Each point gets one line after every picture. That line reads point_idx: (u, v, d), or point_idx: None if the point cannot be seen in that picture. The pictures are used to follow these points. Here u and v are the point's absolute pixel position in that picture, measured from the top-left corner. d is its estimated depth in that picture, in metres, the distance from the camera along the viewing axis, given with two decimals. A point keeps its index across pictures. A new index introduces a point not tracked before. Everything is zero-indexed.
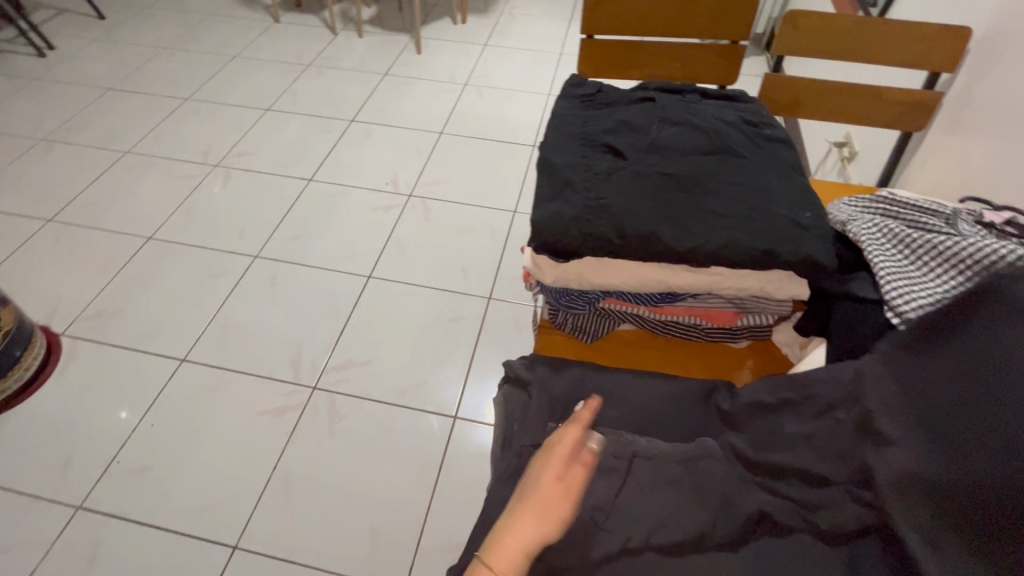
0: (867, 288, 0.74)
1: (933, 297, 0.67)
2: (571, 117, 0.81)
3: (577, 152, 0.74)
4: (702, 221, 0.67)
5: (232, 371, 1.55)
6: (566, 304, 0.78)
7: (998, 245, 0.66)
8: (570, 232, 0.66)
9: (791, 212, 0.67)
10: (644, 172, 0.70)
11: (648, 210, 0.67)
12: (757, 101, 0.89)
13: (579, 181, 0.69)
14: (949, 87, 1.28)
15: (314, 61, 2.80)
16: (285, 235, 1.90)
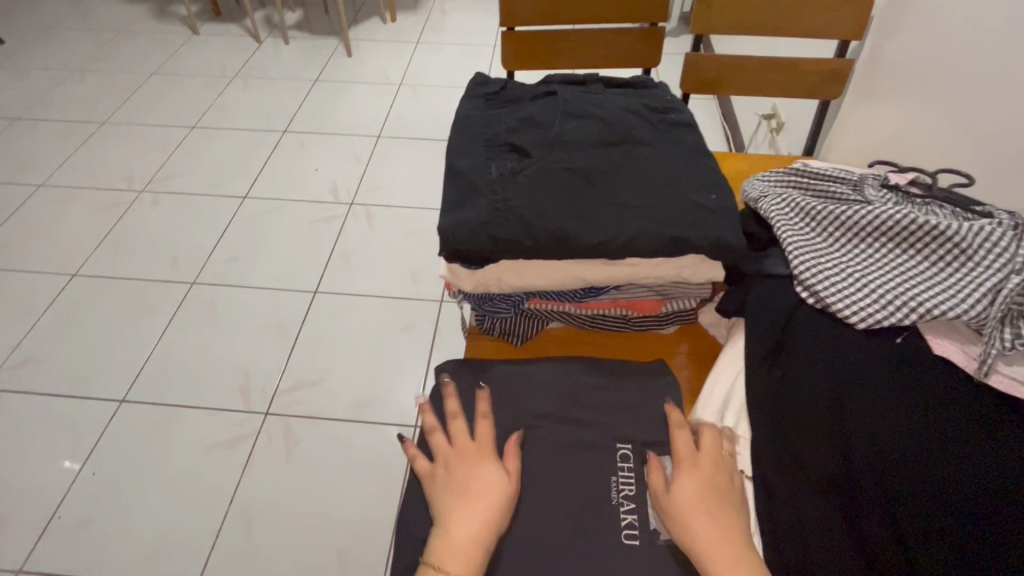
0: (780, 265, 0.74)
1: (839, 268, 0.68)
2: (476, 118, 0.79)
3: (483, 154, 0.73)
4: (610, 215, 0.66)
5: (176, 407, 1.47)
6: (490, 309, 0.77)
7: (896, 213, 0.68)
8: (481, 238, 0.65)
9: (695, 195, 0.68)
10: (550, 169, 0.69)
11: (558, 208, 0.66)
12: (662, 86, 0.89)
13: (485, 184, 0.68)
14: (858, 55, 1.33)
15: (240, 71, 2.68)
16: (223, 257, 1.82)
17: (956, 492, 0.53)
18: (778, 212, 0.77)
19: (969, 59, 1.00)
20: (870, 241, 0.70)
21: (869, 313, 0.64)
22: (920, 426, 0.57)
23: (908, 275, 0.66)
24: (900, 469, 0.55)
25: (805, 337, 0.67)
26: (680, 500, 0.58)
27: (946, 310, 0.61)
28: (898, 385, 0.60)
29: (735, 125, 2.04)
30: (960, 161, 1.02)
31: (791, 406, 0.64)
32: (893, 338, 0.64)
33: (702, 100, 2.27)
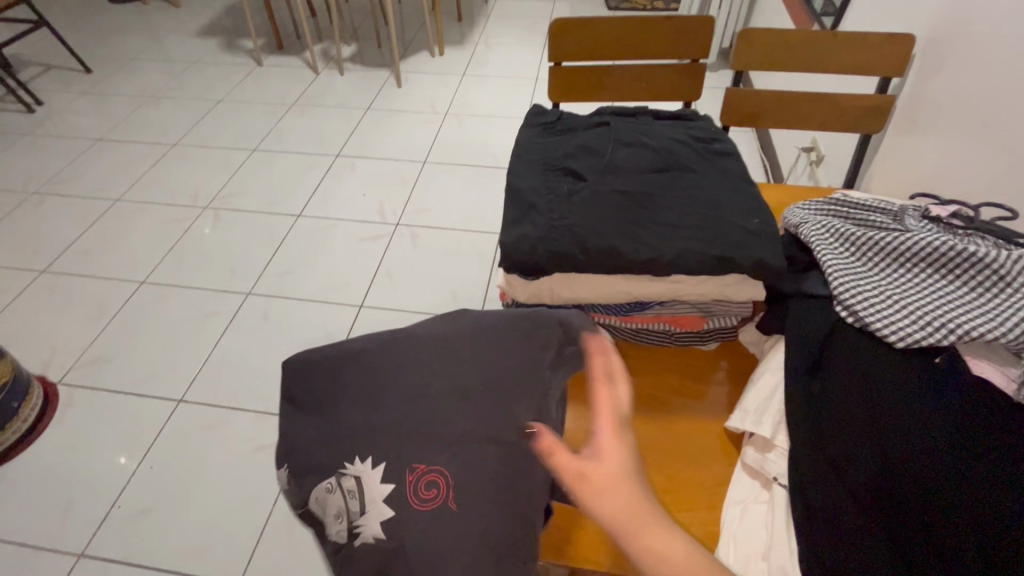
0: (819, 286, 0.77)
1: (877, 289, 0.71)
2: (533, 144, 0.86)
3: (539, 176, 0.79)
4: (656, 233, 0.71)
5: (228, 409, 1.56)
6: None
7: (935, 239, 0.71)
8: (536, 252, 0.70)
9: (739, 219, 0.72)
10: (603, 191, 0.75)
11: (609, 227, 0.71)
12: (706, 117, 0.94)
13: (542, 203, 0.74)
14: (900, 90, 1.35)
15: (298, 100, 2.88)
16: (277, 271, 1.94)
17: (1000, 506, 0.54)
18: (819, 235, 0.80)
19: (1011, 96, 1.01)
20: (909, 265, 0.73)
21: (908, 333, 0.66)
22: (959, 438, 0.59)
23: (947, 297, 0.68)
24: (945, 484, 0.57)
25: (848, 355, 0.70)
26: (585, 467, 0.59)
27: (984, 333, 0.63)
28: (939, 405, 0.62)
29: (774, 158, 2.07)
30: (1005, 196, 1.02)
31: (833, 420, 0.66)
32: (929, 359, 0.66)
33: (740, 133, 2.30)
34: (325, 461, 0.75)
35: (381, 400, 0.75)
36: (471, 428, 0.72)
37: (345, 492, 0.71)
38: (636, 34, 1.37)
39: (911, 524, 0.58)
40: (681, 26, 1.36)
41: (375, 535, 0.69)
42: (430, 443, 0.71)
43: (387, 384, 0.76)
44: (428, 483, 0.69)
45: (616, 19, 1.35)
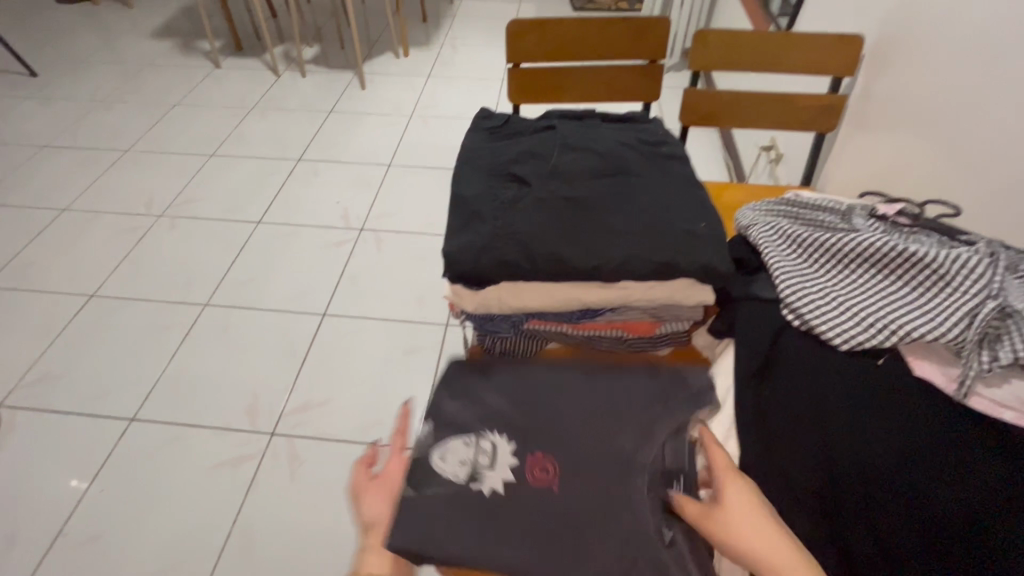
0: (766, 288, 0.78)
1: (822, 291, 0.72)
2: (478, 150, 0.84)
3: (484, 184, 0.77)
4: (605, 241, 0.70)
5: (185, 426, 1.50)
6: (490, 329, 0.80)
7: (879, 239, 0.73)
8: (483, 261, 0.69)
9: (685, 224, 0.71)
10: (548, 198, 0.73)
11: (555, 234, 0.70)
12: (654, 120, 0.93)
13: (486, 211, 0.72)
14: (851, 90, 1.38)
15: (258, 103, 2.80)
16: (236, 280, 1.87)
17: (945, 512, 0.55)
18: (767, 238, 0.81)
19: (954, 95, 1.04)
20: (853, 267, 0.75)
21: (850, 336, 0.67)
22: (907, 447, 0.59)
23: (890, 298, 0.70)
24: (880, 486, 0.58)
25: (794, 359, 0.71)
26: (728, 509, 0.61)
27: (922, 333, 0.65)
28: (879, 408, 0.63)
29: (736, 157, 2.10)
30: (950, 193, 1.05)
31: (784, 433, 0.67)
32: (872, 360, 0.68)
33: (703, 132, 2.33)
34: (471, 416, 0.74)
35: (545, 385, 0.75)
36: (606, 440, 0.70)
37: (477, 449, 0.71)
38: (593, 35, 1.37)
39: (848, 528, 0.59)
40: (638, 28, 1.35)
41: (494, 490, 0.68)
42: (556, 434, 0.71)
43: (555, 370, 0.76)
44: (543, 465, 0.69)
45: (573, 19, 1.34)
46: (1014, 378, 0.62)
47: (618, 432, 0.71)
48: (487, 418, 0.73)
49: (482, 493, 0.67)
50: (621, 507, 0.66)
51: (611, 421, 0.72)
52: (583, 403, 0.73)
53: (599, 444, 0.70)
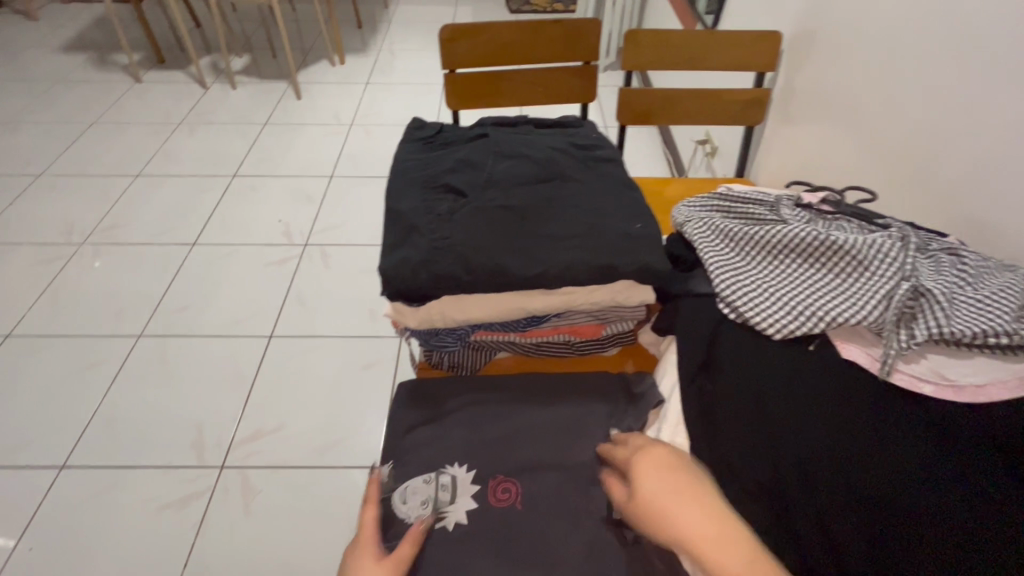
0: (704, 284, 0.81)
1: (754, 284, 0.75)
2: (416, 162, 0.88)
3: (421, 196, 0.80)
4: (542, 246, 0.74)
5: (124, 468, 1.40)
6: (437, 343, 0.84)
7: (802, 231, 0.77)
8: (426, 276, 0.71)
9: (624, 225, 0.77)
10: (486, 207, 0.77)
11: (495, 244, 0.74)
12: (586, 125, 1.01)
13: (424, 224, 0.75)
14: (773, 85, 1.45)
15: (186, 118, 2.65)
16: (173, 306, 1.77)
17: (895, 494, 0.57)
18: (701, 235, 0.84)
19: (860, 90, 1.13)
20: (782, 257, 0.78)
21: (783, 325, 0.71)
22: (855, 434, 0.62)
23: (816, 286, 0.74)
24: (819, 469, 0.61)
25: (735, 355, 0.73)
26: (645, 494, 0.58)
27: (847, 318, 0.70)
28: (809, 395, 0.67)
29: (677, 151, 2.16)
30: (867, 178, 1.12)
31: (724, 416, 0.70)
32: (806, 347, 0.72)
33: (642, 129, 2.40)
34: (429, 455, 0.79)
35: (493, 419, 0.82)
36: (553, 460, 0.77)
37: (438, 484, 0.75)
38: (527, 39, 1.38)
39: (796, 516, 0.60)
40: (572, 30, 1.38)
41: (458, 521, 0.71)
42: (515, 455, 0.78)
43: (505, 406, 0.83)
44: (505, 487, 0.75)
45: (507, 24, 1.34)
46: (930, 354, 0.68)
47: (566, 451, 0.78)
48: (446, 454, 0.78)
49: (445, 529, 0.71)
50: (581, 518, 0.72)
51: (558, 444, 0.79)
52: (534, 432, 0.80)
53: (551, 461, 0.77)
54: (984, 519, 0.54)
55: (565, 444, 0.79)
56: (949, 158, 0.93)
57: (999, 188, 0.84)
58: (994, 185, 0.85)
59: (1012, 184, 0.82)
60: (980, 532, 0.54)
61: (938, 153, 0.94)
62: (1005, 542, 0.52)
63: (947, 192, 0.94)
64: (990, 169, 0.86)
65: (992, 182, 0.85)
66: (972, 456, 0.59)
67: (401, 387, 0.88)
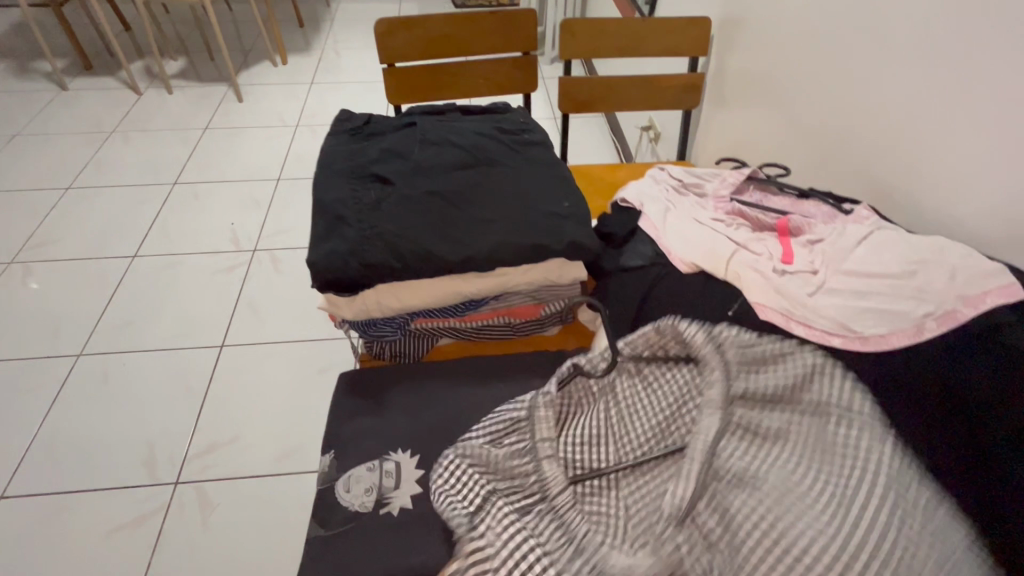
0: (634, 258, 0.70)
1: (738, 246, 0.67)
2: (325, 153, 0.67)
3: (346, 185, 0.62)
4: (471, 229, 0.59)
5: (68, 493, 1.19)
6: (375, 332, 0.65)
7: (763, 215, 0.74)
8: (350, 269, 0.56)
9: (546, 203, 0.62)
10: (412, 193, 0.61)
11: (425, 225, 0.59)
12: (520, 107, 0.81)
13: (350, 214, 0.59)
14: (707, 69, 1.38)
15: (119, 125, 2.35)
16: (112, 324, 1.53)
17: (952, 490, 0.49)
18: (655, 205, 0.75)
19: (788, 52, 1.03)
20: (746, 228, 0.73)
21: (786, 292, 0.59)
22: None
23: (795, 250, 0.67)
24: None
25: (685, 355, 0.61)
26: (920, 249, 0.60)
27: (838, 279, 0.61)
28: None
29: (619, 141, 2.05)
30: (790, 156, 1.06)
31: None
32: (808, 306, 0.58)
33: (591, 117, 2.24)
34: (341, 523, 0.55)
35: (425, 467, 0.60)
36: None
37: (381, 471, 0.56)
38: (463, 31, 1.27)
39: None
40: (510, 18, 1.27)
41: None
42: (454, 436, 0.58)
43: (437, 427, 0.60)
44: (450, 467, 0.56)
45: (441, 16, 1.23)
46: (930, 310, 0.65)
47: None
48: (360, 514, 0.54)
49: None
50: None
51: None
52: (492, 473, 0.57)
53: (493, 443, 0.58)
54: None
55: None
56: (869, 118, 0.85)
57: (923, 152, 0.77)
58: (917, 150, 0.78)
59: (943, 139, 0.73)
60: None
61: (859, 113, 0.87)
62: None
63: (865, 164, 0.87)
64: (917, 119, 0.77)
65: (917, 148, 0.77)
66: (934, 456, 0.50)
67: (342, 375, 0.64)
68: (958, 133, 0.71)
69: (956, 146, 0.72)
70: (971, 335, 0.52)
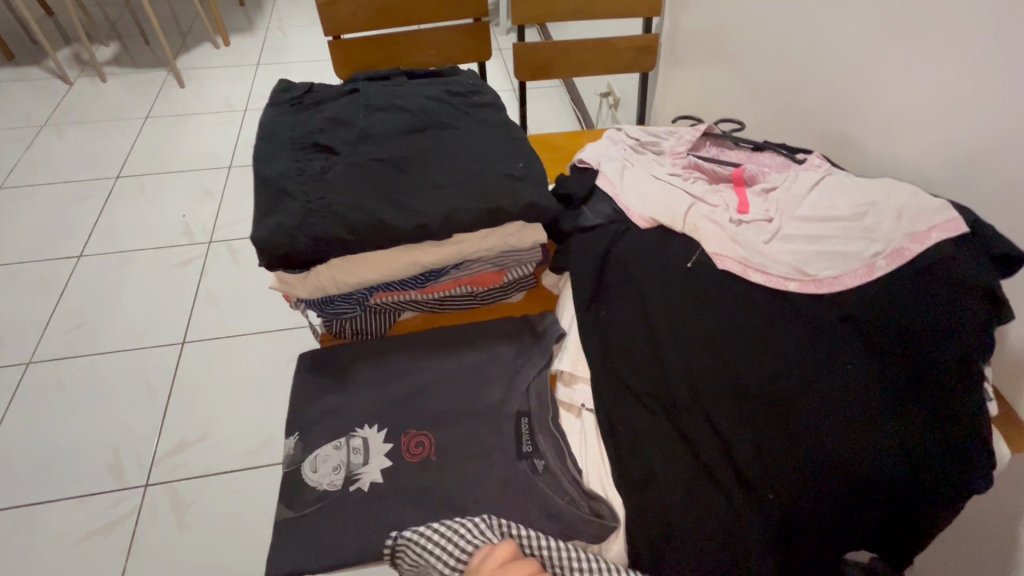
0: (592, 216, 0.69)
1: (697, 198, 0.67)
2: (264, 127, 0.64)
3: (287, 158, 0.59)
4: (421, 196, 0.57)
5: (30, 505, 1.14)
6: (333, 311, 0.63)
7: (718, 167, 0.74)
8: (296, 245, 0.53)
9: (498, 164, 0.61)
10: (356, 162, 0.58)
11: (373, 194, 0.56)
12: (469, 70, 0.79)
13: (293, 186, 0.56)
14: (661, 30, 1.36)
15: (50, 118, 2.19)
16: (62, 328, 1.45)
17: (901, 416, 0.51)
18: (614, 163, 0.74)
19: (738, 6, 1.03)
20: (703, 180, 0.73)
21: (743, 238, 0.60)
22: (775, 393, 0.52)
23: (750, 199, 0.67)
24: (843, 447, 0.49)
25: (637, 307, 0.60)
26: (871, 191, 0.61)
27: (794, 224, 0.62)
28: (769, 364, 0.53)
29: (580, 109, 2.02)
30: (746, 113, 1.06)
31: (684, 403, 0.53)
32: (762, 246, 0.60)
33: (552, 87, 2.20)
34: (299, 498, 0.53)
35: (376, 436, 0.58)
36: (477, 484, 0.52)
37: (348, 449, 0.55)
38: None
39: (832, 490, 0.49)
40: None
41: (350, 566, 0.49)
42: (423, 406, 0.57)
43: (390, 402, 0.58)
44: (419, 440, 0.55)
45: None
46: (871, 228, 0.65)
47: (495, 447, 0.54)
48: (318, 496, 0.52)
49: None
50: (492, 458, 0.54)
51: (481, 447, 0.55)
52: (451, 441, 0.55)
53: (464, 410, 0.57)
54: (984, 436, 0.52)
55: (508, 447, 0.54)
56: (819, 67, 0.85)
57: (870, 98, 0.78)
58: (864, 95, 0.79)
59: (887, 84, 0.74)
60: (915, 478, 0.50)
61: (809, 63, 0.87)
62: (985, 439, 0.52)
63: (815, 114, 0.88)
64: (862, 65, 0.78)
65: (864, 95, 0.78)
66: (887, 388, 0.51)
67: (302, 356, 0.62)
68: (901, 76, 0.72)
69: (902, 87, 0.73)
70: (916, 268, 0.55)
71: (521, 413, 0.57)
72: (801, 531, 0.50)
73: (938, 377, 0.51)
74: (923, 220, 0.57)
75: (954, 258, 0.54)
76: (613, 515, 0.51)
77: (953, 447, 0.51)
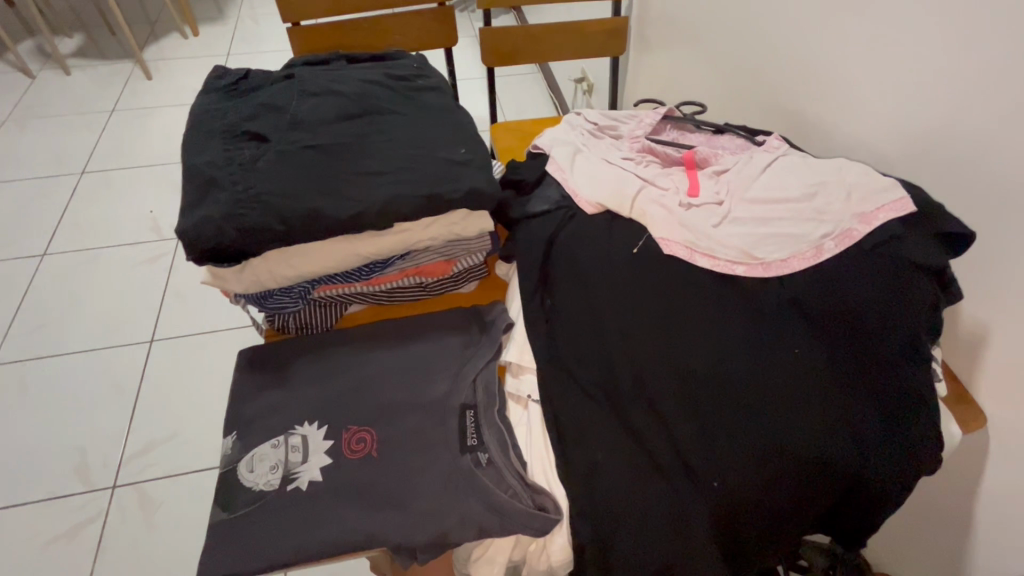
0: (541, 203, 0.67)
1: (647, 183, 0.65)
2: (195, 115, 0.61)
3: (217, 147, 0.57)
4: (358, 184, 0.55)
5: None
6: (274, 305, 0.60)
7: (672, 150, 0.73)
8: (225, 237, 0.51)
9: (439, 150, 0.59)
10: (289, 150, 0.56)
11: (307, 183, 0.54)
12: (417, 54, 0.76)
13: (222, 176, 0.54)
14: (630, 12, 1.34)
15: (12, 113, 2.12)
16: (25, 329, 1.41)
17: (848, 400, 0.50)
18: (566, 148, 0.73)
19: None
20: (656, 164, 0.71)
21: (690, 222, 0.59)
22: (719, 378, 0.51)
23: (701, 181, 0.66)
24: (788, 433, 0.49)
25: (585, 295, 0.58)
26: (820, 171, 0.60)
27: (744, 207, 0.60)
28: (714, 352, 0.52)
29: (557, 95, 1.99)
30: (711, 96, 1.04)
31: (630, 392, 0.52)
32: (711, 230, 0.58)
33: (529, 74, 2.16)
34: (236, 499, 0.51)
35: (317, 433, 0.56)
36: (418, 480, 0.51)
37: (287, 447, 0.53)
38: None
39: (778, 477, 0.48)
40: None
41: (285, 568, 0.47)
42: (366, 401, 0.56)
43: (332, 397, 0.56)
44: (360, 436, 0.53)
45: None
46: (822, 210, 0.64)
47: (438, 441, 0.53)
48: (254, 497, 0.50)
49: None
50: (434, 453, 0.52)
51: (425, 441, 0.53)
52: (394, 437, 0.53)
53: (407, 404, 0.56)
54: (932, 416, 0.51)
55: (452, 440, 0.53)
56: (778, 47, 0.84)
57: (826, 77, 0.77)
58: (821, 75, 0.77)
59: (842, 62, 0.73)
60: (863, 461, 0.49)
61: (769, 43, 0.86)
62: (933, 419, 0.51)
63: (776, 95, 0.87)
64: (818, 44, 0.76)
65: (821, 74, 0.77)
66: (834, 372, 0.50)
67: (244, 352, 0.61)
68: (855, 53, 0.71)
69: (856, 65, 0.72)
70: (863, 250, 0.54)
71: (466, 406, 0.55)
72: (749, 518, 0.49)
73: (885, 359, 0.51)
74: (872, 202, 0.56)
75: (901, 239, 0.54)
76: (556, 507, 0.50)
77: (900, 428, 0.50)
